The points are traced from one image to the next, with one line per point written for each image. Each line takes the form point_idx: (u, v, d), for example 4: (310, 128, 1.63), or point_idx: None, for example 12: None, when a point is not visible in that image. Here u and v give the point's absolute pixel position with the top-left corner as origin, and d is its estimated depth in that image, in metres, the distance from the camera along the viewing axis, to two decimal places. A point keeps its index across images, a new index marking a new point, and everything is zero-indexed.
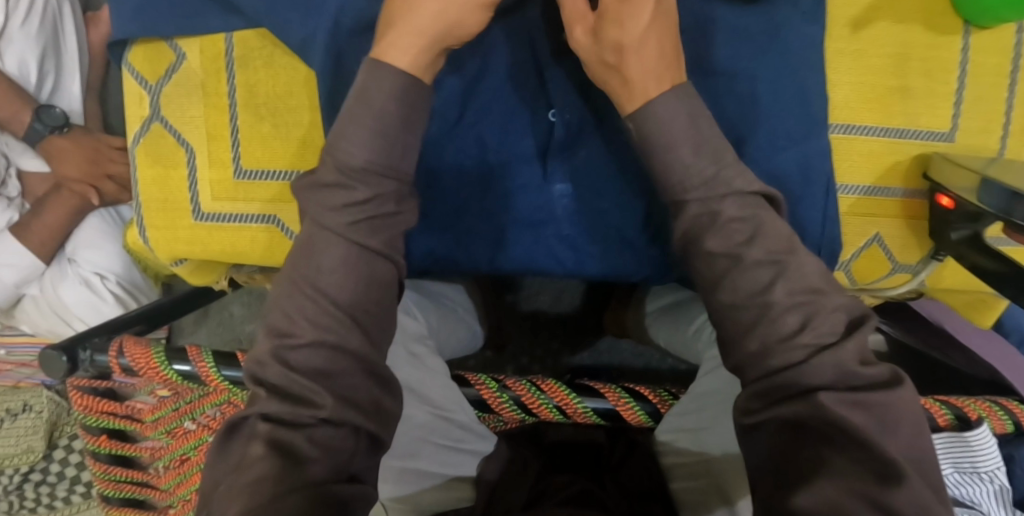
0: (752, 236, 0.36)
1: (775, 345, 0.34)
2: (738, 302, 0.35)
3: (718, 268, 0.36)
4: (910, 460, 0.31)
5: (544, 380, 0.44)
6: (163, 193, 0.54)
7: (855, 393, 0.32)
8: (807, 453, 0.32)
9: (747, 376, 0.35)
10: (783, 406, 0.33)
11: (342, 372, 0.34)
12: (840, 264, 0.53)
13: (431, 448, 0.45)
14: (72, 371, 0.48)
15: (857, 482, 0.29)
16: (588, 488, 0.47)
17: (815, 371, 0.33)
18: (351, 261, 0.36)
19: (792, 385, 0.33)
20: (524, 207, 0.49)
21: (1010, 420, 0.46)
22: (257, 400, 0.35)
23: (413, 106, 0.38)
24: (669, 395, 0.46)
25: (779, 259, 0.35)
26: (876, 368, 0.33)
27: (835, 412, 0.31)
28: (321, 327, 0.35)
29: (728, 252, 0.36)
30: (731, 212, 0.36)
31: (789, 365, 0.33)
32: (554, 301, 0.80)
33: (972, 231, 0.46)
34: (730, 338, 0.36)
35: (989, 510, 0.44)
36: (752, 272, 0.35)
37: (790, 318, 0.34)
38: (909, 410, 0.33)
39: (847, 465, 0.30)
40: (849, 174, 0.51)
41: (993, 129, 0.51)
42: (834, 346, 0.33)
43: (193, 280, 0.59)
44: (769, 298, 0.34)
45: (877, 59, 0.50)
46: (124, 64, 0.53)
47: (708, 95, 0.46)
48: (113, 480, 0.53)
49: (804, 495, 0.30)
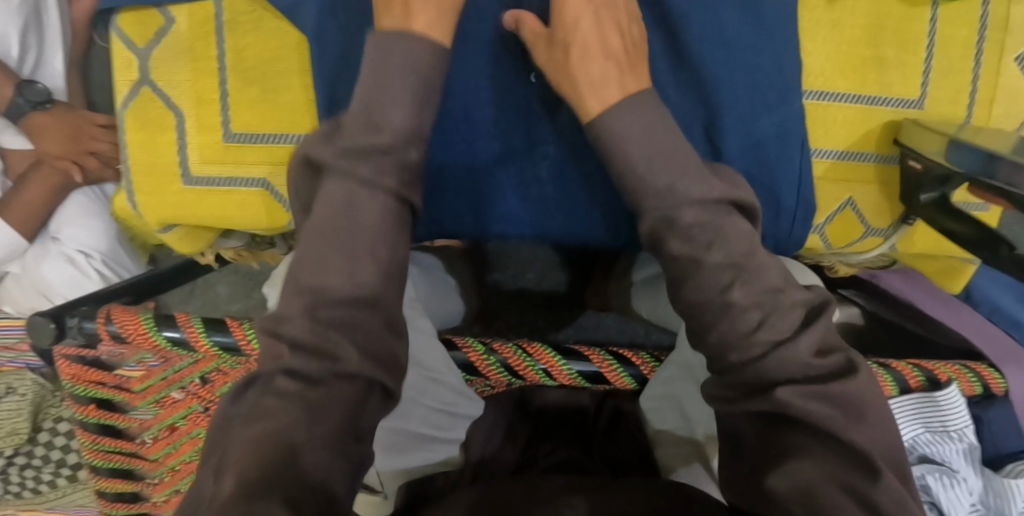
0: (711, 242, 0.37)
1: (735, 341, 0.36)
2: (702, 298, 0.37)
3: (681, 268, 0.38)
4: (875, 442, 0.34)
5: (531, 343, 0.48)
6: (151, 156, 0.53)
7: (814, 385, 0.34)
8: (778, 440, 0.34)
9: (716, 366, 0.37)
10: (750, 398, 0.36)
11: (322, 369, 0.35)
12: (814, 228, 0.54)
13: (422, 410, 0.46)
14: (60, 338, 0.48)
15: (828, 466, 0.32)
16: (571, 456, 0.50)
17: (777, 366, 0.35)
18: (358, 251, 0.37)
19: (758, 379, 0.35)
20: (510, 170, 0.51)
21: (979, 383, 0.50)
22: (249, 387, 0.35)
23: (410, 96, 0.39)
24: (653, 360, 0.50)
25: (737, 262, 0.37)
26: (835, 357, 0.36)
27: (796, 406, 0.34)
28: (315, 302, 0.36)
29: (688, 255, 0.37)
30: (685, 219, 0.38)
31: (752, 358, 0.35)
32: (538, 280, 0.81)
33: (941, 193, 0.48)
34: (699, 327, 0.38)
35: (959, 467, 0.49)
36: (712, 273, 0.37)
37: (748, 317, 0.36)
38: (872, 396, 0.35)
39: (816, 446, 0.33)
40: (825, 139, 0.52)
41: (961, 98, 0.53)
42: (790, 342, 0.35)
43: (179, 248, 0.58)
44: (727, 299, 0.36)
45: (852, 30, 0.51)
46: (112, 30, 0.53)
47: (680, 91, 0.47)
48: (101, 450, 0.54)
49: (776, 477, 0.33)
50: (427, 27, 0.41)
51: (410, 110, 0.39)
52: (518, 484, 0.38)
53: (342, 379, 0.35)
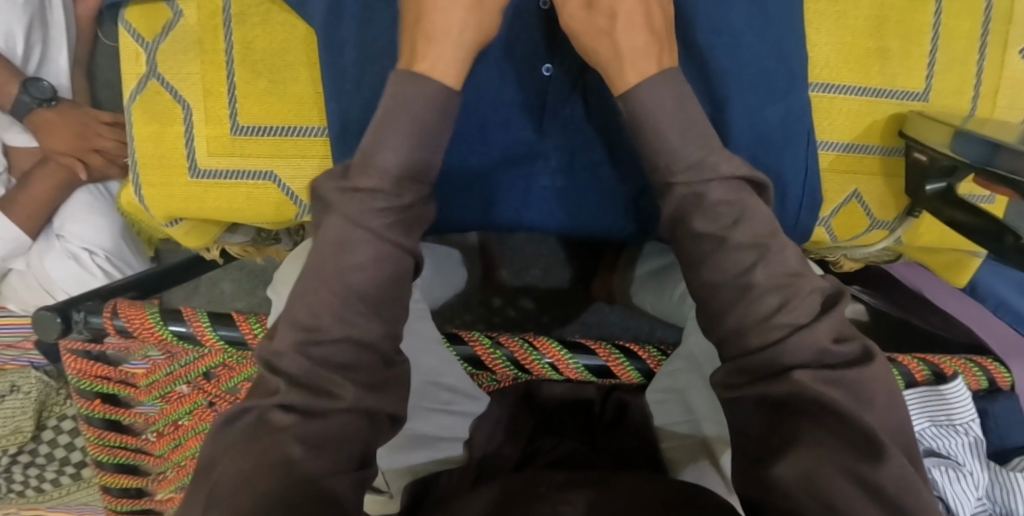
0: (737, 220, 0.38)
1: (752, 325, 0.36)
2: (721, 279, 0.38)
3: (703, 248, 0.39)
4: (885, 428, 0.34)
5: (537, 338, 0.48)
6: (158, 149, 0.54)
7: (829, 370, 0.35)
8: (784, 427, 0.35)
9: (727, 351, 0.38)
10: (763, 383, 0.36)
11: (362, 357, 0.37)
12: (821, 221, 0.54)
13: (422, 411, 0.47)
14: (66, 333, 0.48)
15: (834, 453, 0.33)
16: (579, 449, 0.50)
17: (792, 350, 0.35)
18: (373, 245, 0.38)
19: (771, 364, 0.36)
20: (511, 158, 0.50)
21: (984, 377, 0.50)
22: (274, 391, 0.36)
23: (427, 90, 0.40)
24: (659, 353, 0.49)
25: (761, 243, 0.38)
26: (850, 345, 0.36)
27: (813, 390, 0.34)
28: (344, 293, 0.37)
29: (715, 234, 0.38)
30: (713, 196, 0.39)
31: (767, 343, 0.36)
32: (543, 275, 0.81)
33: (948, 185, 0.48)
34: (713, 312, 0.38)
35: (964, 460, 0.49)
36: (735, 254, 0.38)
37: (768, 300, 0.36)
38: (885, 382, 0.35)
39: (824, 436, 0.34)
40: (829, 131, 0.53)
41: (966, 90, 0.53)
42: (809, 326, 0.36)
43: (188, 242, 0.59)
44: (749, 280, 0.37)
45: (854, 21, 0.51)
46: (122, 22, 0.54)
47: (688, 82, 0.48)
48: (107, 445, 0.53)
49: (783, 464, 0.33)
50: (441, 23, 0.41)
51: (422, 104, 0.40)
52: (518, 479, 0.38)
53: (336, 411, 0.35)
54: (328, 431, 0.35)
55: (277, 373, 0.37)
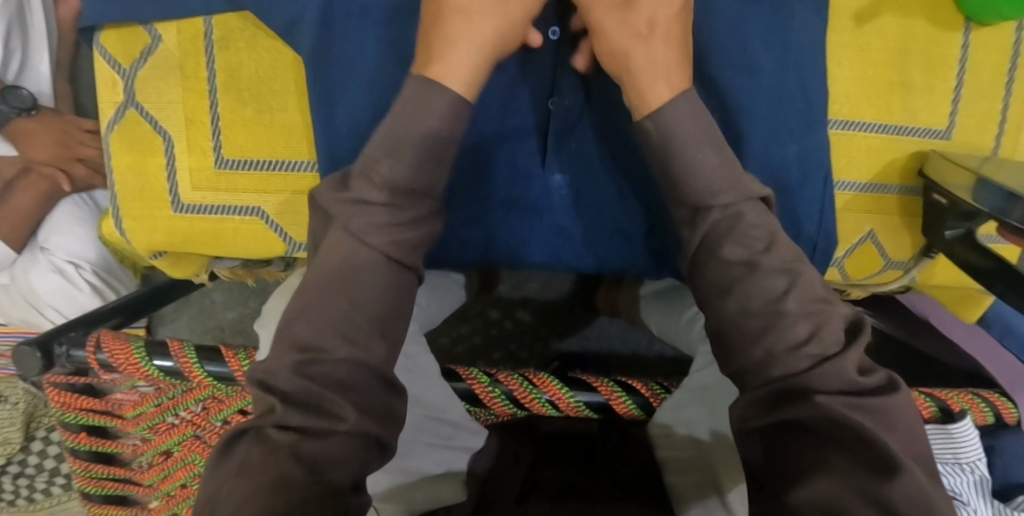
0: (769, 245, 0.37)
1: (782, 354, 0.34)
2: (751, 307, 0.36)
3: (733, 273, 0.37)
4: (912, 455, 0.32)
5: (537, 374, 0.46)
6: (140, 180, 0.51)
7: (856, 397, 0.33)
8: (807, 455, 0.32)
9: (748, 382, 0.36)
10: (783, 411, 0.34)
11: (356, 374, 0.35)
12: (833, 261, 0.52)
13: (424, 447, 0.45)
14: (48, 368, 0.47)
15: (859, 482, 0.30)
16: (577, 482, 0.47)
17: (821, 380, 0.33)
18: (381, 276, 0.37)
19: (792, 391, 0.34)
20: (511, 188, 0.49)
21: (991, 412, 0.49)
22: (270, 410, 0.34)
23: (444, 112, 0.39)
24: (661, 389, 0.47)
25: (792, 268, 0.37)
26: (876, 375, 0.35)
27: (838, 413, 0.32)
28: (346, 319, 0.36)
29: (745, 260, 0.37)
30: (747, 218, 0.38)
31: (798, 372, 0.34)
32: (542, 287, 0.79)
33: (966, 229, 0.46)
34: (730, 343, 0.36)
35: (969, 499, 0.46)
36: (768, 278, 0.36)
37: (799, 328, 0.35)
38: (908, 414, 0.33)
39: (849, 463, 0.31)
40: (849, 170, 0.51)
41: (989, 127, 0.51)
42: (838, 356, 0.34)
43: (173, 274, 0.57)
44: (782, 307, 0.35)
45: (878, 53, 0.49)
46: (95, 47, 0.50)
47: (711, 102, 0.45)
48: (94, 477, 0.52)
49: (802, 491, 0.31)
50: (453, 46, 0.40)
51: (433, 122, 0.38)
52: None
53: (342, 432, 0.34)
54: (329, 452, 0.33)
55: (271, 393, 0.34)
